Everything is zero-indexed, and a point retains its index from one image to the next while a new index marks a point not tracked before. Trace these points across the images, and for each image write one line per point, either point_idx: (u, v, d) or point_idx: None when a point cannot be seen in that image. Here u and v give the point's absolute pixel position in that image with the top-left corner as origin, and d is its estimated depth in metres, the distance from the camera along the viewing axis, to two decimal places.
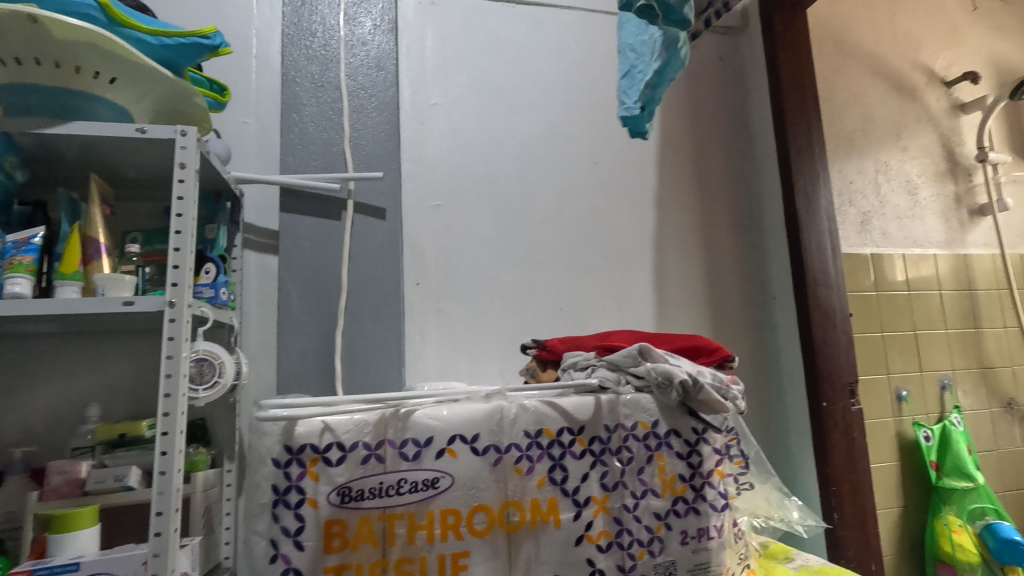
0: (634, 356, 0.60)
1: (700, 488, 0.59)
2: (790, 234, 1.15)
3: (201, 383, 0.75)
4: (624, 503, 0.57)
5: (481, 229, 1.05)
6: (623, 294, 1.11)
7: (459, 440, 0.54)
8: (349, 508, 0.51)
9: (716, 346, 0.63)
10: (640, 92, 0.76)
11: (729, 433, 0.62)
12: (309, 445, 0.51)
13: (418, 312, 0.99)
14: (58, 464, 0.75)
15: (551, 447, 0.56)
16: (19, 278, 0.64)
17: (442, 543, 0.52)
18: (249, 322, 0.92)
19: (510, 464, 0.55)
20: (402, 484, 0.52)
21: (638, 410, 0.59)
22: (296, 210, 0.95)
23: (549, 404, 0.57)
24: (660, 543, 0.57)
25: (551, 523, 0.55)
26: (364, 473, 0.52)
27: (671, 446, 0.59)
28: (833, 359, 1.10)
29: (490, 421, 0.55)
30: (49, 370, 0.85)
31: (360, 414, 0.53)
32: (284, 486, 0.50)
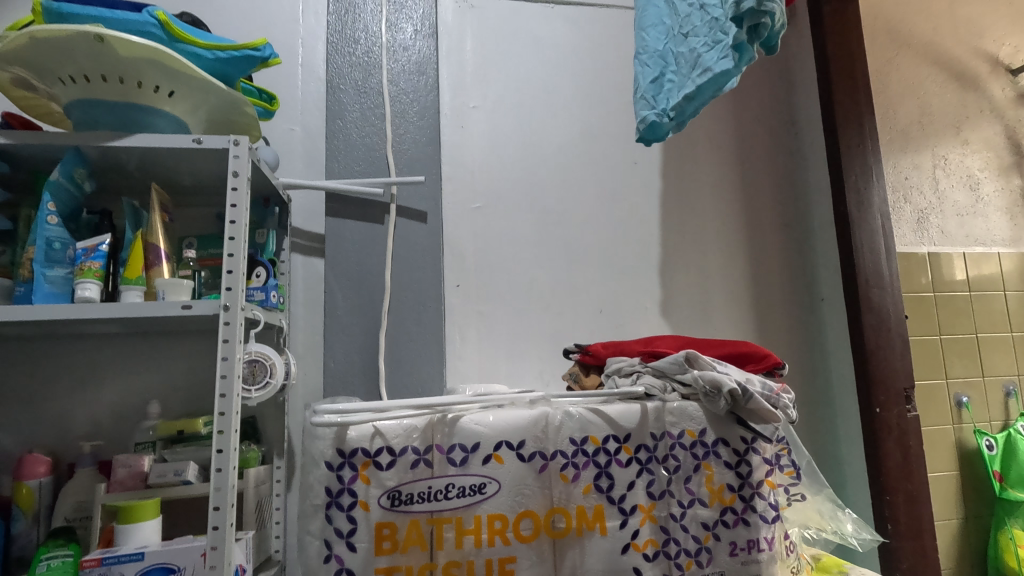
0: (680, 363, 0.59)
1: (750, 498, 0.58)
2: (841, 234, 1.11)
3: (253, 383, 0.78)
4: (671, 513, 0.57)
5: (521, 231, 1.06)
6: (665, 296, 1.09)
7: (505, 447, 0.54)
8: (398, 511, 0.52)
9: (765, 353, 0.61)
10: (674, 102, 0.76)
11: (780, 443, 0.60)
12: (360, 449, 0.52)
13: (458, 314, 1.00)
14: (123, 458, 0.79)
15: (597, 455, 0.56)
16: (89, 284, 0.68)
17: (490, 548, 0.53)
18: (295, 323, 0.95)
19: (555, 471, 0.55)
20: (449, 488, 0.53)
21: (684, 418, 0.58)
22: (340, 215, 0.98)
23: (594, 411, 0.56)
24: (708, 553, 0.56)
25: (597, 531, 0.55)
26: (413, 477, 0.53)
27: (719, 456, 0.58)
28: (887, 365, 1.06)
29: (535, 428, 0.55)
30: (113, 368, 0.90)
31: (408, 419, 0.54)
32: (337, 489, 0.51)
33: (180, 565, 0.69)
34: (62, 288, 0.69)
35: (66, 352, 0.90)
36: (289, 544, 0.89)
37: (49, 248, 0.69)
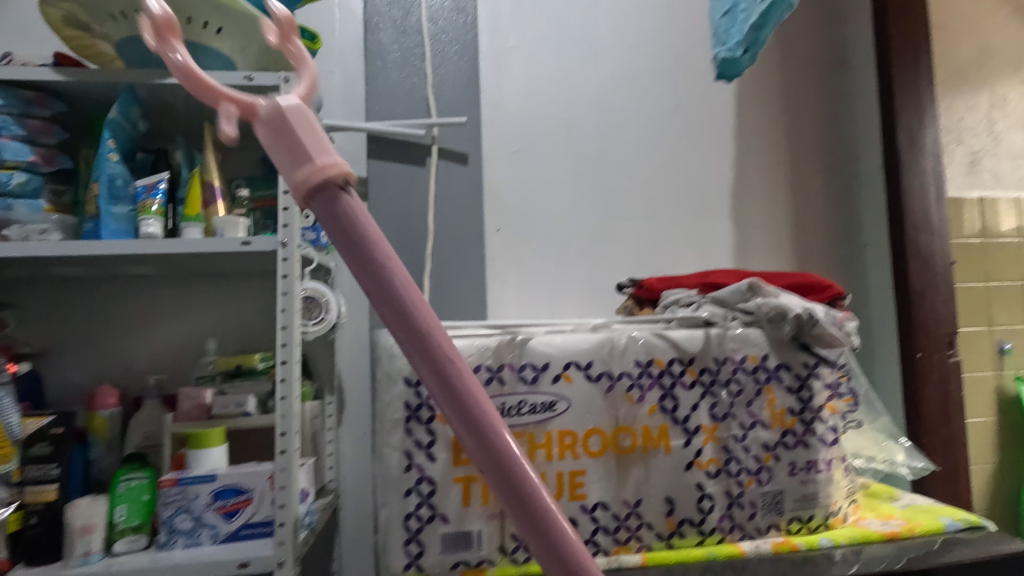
0: (742, 292, 0.54)
1: (811, 422, 0.52)
2: (888, 178, 1.08)
3: (310, 319, 0.81)
4: (733, 434, 0.51)
5: (562, 175, 1.05)
6: (705, 241, 1.09)
7: (574, 367, 0.50)
8: None
9: (827, 284, 0.55)
10: (745, 33, 0.72)
11: (843, 369, 0.54)
12: None
13: (499, 258, 1.01)
14: (187, 391, 0.83)
15: (661, 377, 0.51)
16: (151, 220, 0.70)
17: (560, 462, 0.49)
18: (342, 266, 0.97)
19: (623, 391, 0.50)
20: (521, 405, 0.48)
21: (746, 344, 0.52)
22: (382, 157, 0.98)
23: (659, 334, 0.51)
24: (767, 472, 0.52)
25: (662, 450, 0.50)
26: (485, 396, 0.50)
27: (781, 381, 0.52)
28: (930, 310, 1.05)
29: (603, 350, 0.50)
30: (170, 307, 0.94)
31: (480, 337, 0.49)
32: (415, 404, 0.54)
33: (250, 486, 0.73)
34: (127, 224, 0.71)
35: (128, 291, 0.93)
36: (342, 473, 0.94)
37: (112, 184, 0.71)
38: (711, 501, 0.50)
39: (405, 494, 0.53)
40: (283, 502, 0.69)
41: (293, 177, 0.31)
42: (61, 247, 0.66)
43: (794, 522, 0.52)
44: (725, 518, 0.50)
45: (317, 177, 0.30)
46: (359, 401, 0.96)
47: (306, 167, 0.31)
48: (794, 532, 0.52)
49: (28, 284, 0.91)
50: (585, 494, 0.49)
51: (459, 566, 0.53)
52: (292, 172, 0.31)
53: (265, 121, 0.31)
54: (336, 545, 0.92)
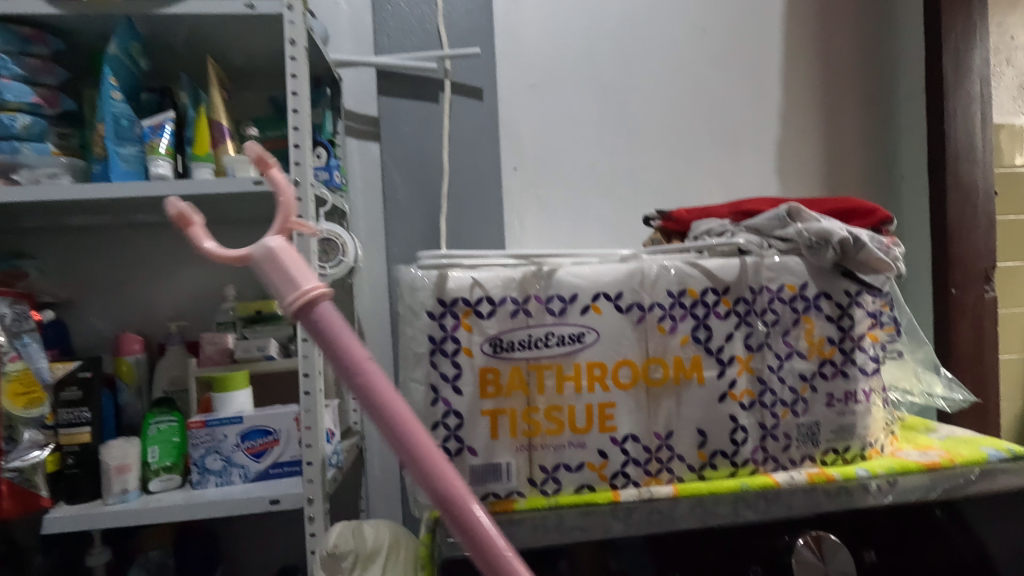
0: (781, 219, 0.50)
1: (851, 351, 0.50)
2: (930, 104, 1.02)
3: (327, 261, 0.79)
4: (768, 365, 0.49)
5: (581, 110, 1.00)
6: (731, 176, 1.04)
7: (603, 298, 0.48)
8: (501, 358, 0.47)
9: (872, 208, 0.51)
10: None
11: (884, 297, 0.52)
12: (460, 298, 0.46)
13: (517, 198, 0.98)
14: (209, 336, 0.83)
15: (695, 308, 0.48)
16: (161, 161, 0.68)
17: (589, 394, 0.48)
18: (356, 209, 0.96)
19: (654, 323, 0.48)
20: (549, 337, 0.47)
21: (784, 273, 0.49)
22: (393, 94, 0.94)
23: (691, 263, 0.48)
24: (804, 403, 0.50)
25: (694, 381, 0.49)
26: (513, 326, 0.47)
27: (820, 310, 0.50)
28: (969, 244, 1.00)
29: (632, 279, 0.48)
30: (187, 255, 0.93)
31: (504, 269, 0.47)
32: (440, 337, 0.46)
33: (277, 426, 0.74)
34: (135, 165, 0.69)
35: (145, 239, 0.93)
36: (366, 415, 0.95)
37: (118, 125, 0.68)
38: (745, 433, 0.49)
39: (431, 427, 0.46)
40: (310, 442, 0.70)
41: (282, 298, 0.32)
42: (71, 190, 0.64)
43: (829, 454, 0.50)
44: (758, 450, 0.49)
45: (302, 301, 0.32)
46: (380, 344, 0.96)
47: (289, 294, 0.32)
48: (829, 464, 0.50)
49: (45, 233, 0.91)
50: (614, 426, 0.48)
51: (488, 499, 0.46)
52: (284, 293, 0.32)
53: (253, 254, 0.32)
54: (362, 484, 0.94)
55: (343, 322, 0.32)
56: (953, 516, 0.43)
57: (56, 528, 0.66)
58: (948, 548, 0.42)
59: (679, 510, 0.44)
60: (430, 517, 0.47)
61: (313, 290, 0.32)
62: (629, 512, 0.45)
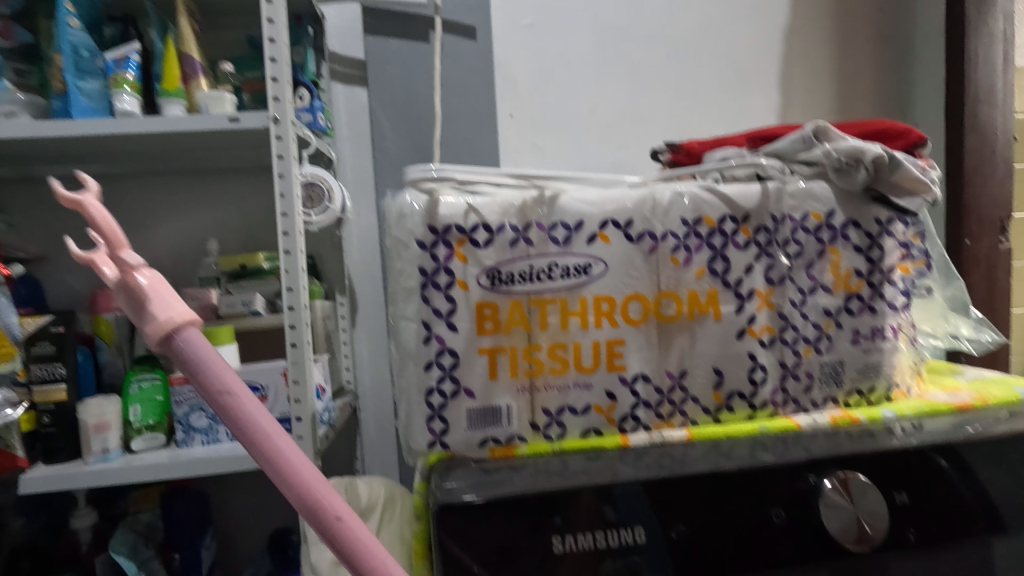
0: (807, 140, 0.45)
1: (879, 285, 0.46)
2: (949, 43, 0.96)
3: (313, 208, 0.75)
4: (789, 300, 0.46)
5: (580, 50, 0.94)
6: (738, 122, 0.99)
7: (611, 226, 0.43)
8: (499, 292, 0.43)
9: (905, 128, 0.47)
10: None
11: (915, 227, 0.48)
12: (454, 226, 0.42)
13: (513, 145, 0.93)
14: (192, 291, 0.79)
15: (711, 237, 0.44)
16: (126, 96, 0.63)
17: (596, 330, 0.44)
18: (344, 158, 0.90)
19: (667, 253, 0.44)
20: (552, 269, 0.43)
21: (809, 200, 0.45)
22: (381, 32, 0.87)
23: (708, 188, 0.44)
24: (828, 341, 0.46)
25: (710, 317, 0.45)
26: (513, 256, 0.43)
27: (848, 240, 0.46)
28: (985, 192, 0.96)
29: (644, 206, 0.44)
30: (166, 208, 0.88)
31: (501, 195, 0.43)
32: (431, 268, 0.42)
33: (265, 383, 0.71)
34: (99, 101, 0.64)
35: (120, 191, 0.87)
36: (359, 374, 0.92)
37: (77, 56, 0.63)
38: (765, 373, 0.46)
39: (424, 367, 0.43)
40: (298, 397, 0.66)
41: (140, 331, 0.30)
42: (30, 126, 0.59)
43: (853, 395, 0.47)
44: (778, 391, 0.46)
45: (162, 332, 0.30)
46: (372, 301, 0.92)
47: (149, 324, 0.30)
48: (853, 406, 0.47)
49: (13, 185, 0.85)
50: (624, 366, 0.44)
51: (486, 444, 0.43)
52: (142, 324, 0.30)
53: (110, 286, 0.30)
54: (357, 443, 0.91)
55: (210, 347, 0.31)
56: (960, 466, 0.39)
57: (34, 489, 0.63)
58: (956, 498, 0.39)
59: (693, 454, 0.41)
60: (426, 464, 0.44)
61: (175, 318, 0.30)
62: (641, 456, 0.41)
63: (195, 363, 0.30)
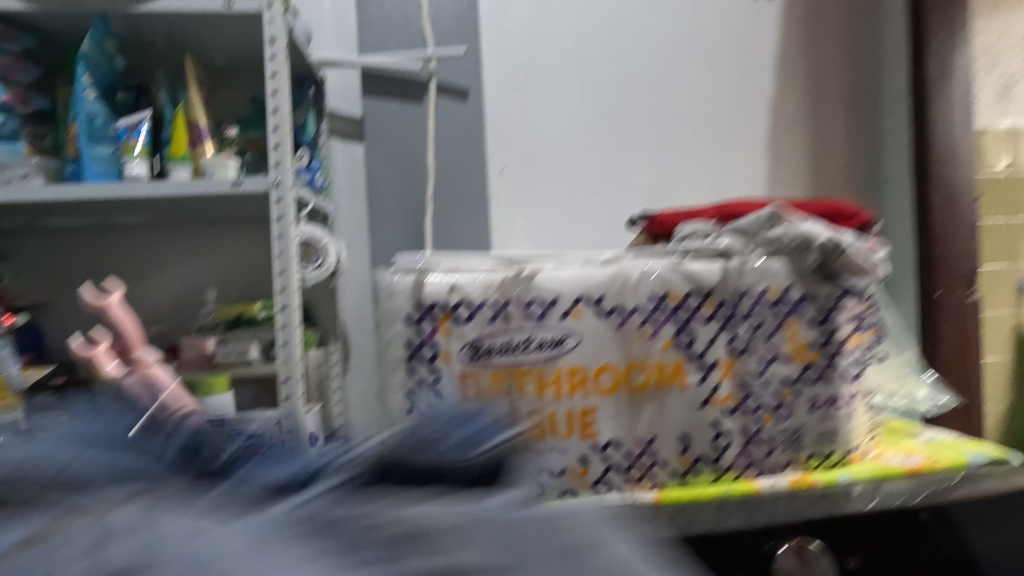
0: (763, 222, 0.50)
1: (834, 355, 0.50)
2: (915, 106, 1.02)
3: (308, 264, 0.78)
4: (750, 370, 0.49)
5: (566, 111, 0.99)
6: (717, 177, 1.04)
7: (584, 302, 0.47)
8: (481, 363, 0.46)
9: (855, 211, 0.51)
10: None
11: (869, 300, 0.51)
12: (439, 303, 0.46)
13: (502, 199, 0.97)
14: (188, 341, 0.81)
15: (677, 311, 0.48)
16: (136, 161, 0.67)
17: (570, 399, 0.47)
18: (341, 210, 0.94)
19: (635, 327, 0.48)
20: (528, 342, 0.47)
21: (767, 276, 0.49)
22: (378, 94, 0.93)
23: (674, 267, 0.48)
24: (787, 409, 0.50)
25: (676, 386, 0.48)
26: (494, 329, 0.46)
27: (803, 314, 0.49)
28: (954, 247, 1.01)
29: (614, 283, 0.47)
30: (168, 257, 0.92)
31: (482, 272, 0.47)
32: (418, 341, 0.46)
33: None
34: (110, 165, 0.68)
35: (125, 240, 0.91)
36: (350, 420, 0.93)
37: (91, 124, 0.67)
38: (728, 439, 0.49)
39: None
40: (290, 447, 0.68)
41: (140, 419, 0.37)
42: (44, 190, 0.62)
43: (813, 458, 0.50)
44: (741, 455, 0.49)
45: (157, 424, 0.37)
46: (364, 348, 0.94)
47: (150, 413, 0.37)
48: (814, 468, 0.50)
49: (21, 234, 0.89)
50: (597, 431, 0.48)
51: None
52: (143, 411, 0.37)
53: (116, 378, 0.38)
54: None
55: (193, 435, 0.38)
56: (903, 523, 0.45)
57: None
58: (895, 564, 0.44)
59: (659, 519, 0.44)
60: None
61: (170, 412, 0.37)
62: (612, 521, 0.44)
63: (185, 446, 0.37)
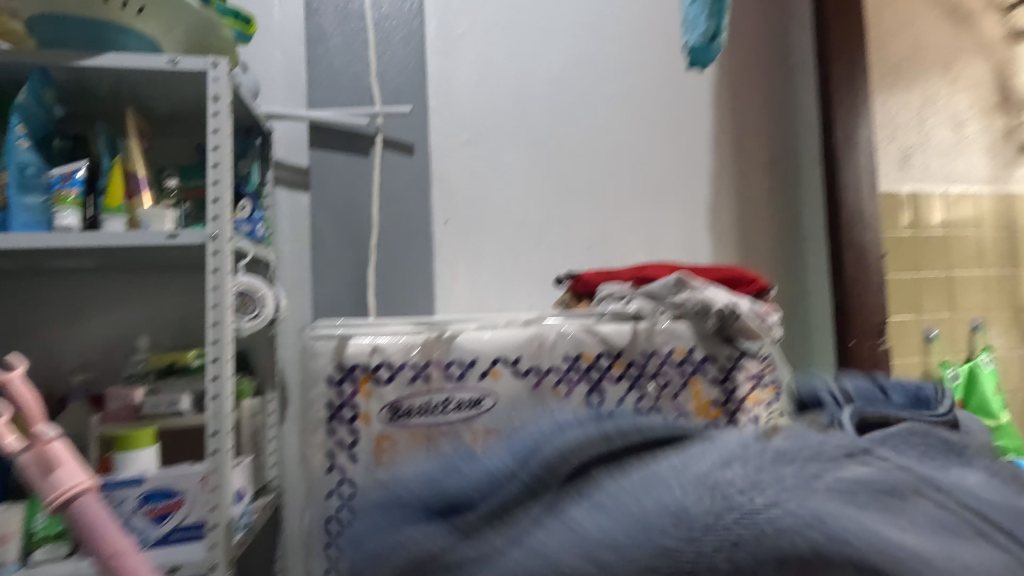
0: (672, 287, 0.62)
1: (733, 412, 0.60)
2: (827, 172, 1.12)
3: (245, 314, 0.78)
4: None
5: (510, 167, 1.04)
6: (652, 231, 1.10)
7: (501, 363, 0.58)
8: (398, 424, 0.56)
9: (753, 278, 0.66)
10: (709, 20, 0.72)
11: (766, 361, 0.63)
12: (359, 365, 0.56)
13: (447, 249, 1.00)
14: (115, 390, 0.78)
15: (589, 371, 0.59)
16: (68, 212, 0.66)
17: None
18: (283, 258, 0.95)
19: (550, 386, 0.58)
20: (448, 403, 0.57)
21: (673, 337, 0.61)
22: (326, 146, 0.96)
23: (588, 331, 0.60)
24: None
25: None
26: (413, 391, 0.57)
27: (705, 372, 0.61)
28: (864, 299, 1.09)
29: (530, 345, 0.59)
30: (100, 302, 0.90)
31: (407, 336, 0.58)
32: (338, 404, 0.56)
33: (180, 491, 0.68)
34: (40, 215, 0.67)
35: (54, 285, 0.88)
36: (285, 471, 0.92)
37: (22, 174, 0.66)
38: None
39: (326, 495, 0.55)
40: (215, 503, 0.66)
41: (49, 495, 0.48)
42: None
43: None
44: None
45: (64, 496, 0.48)
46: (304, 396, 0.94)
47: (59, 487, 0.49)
48: None
49: None
50: None
51: None
52: (53, 488, 0.49)
53: (40, 457, 0.49)
54: (278, 539, 0.90)
55: (100, 505, 0.50)
56: None
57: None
58: None
59: None
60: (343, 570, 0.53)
61: (80, 485, 0.49)
62: None
63: (89, 517, 0.49)
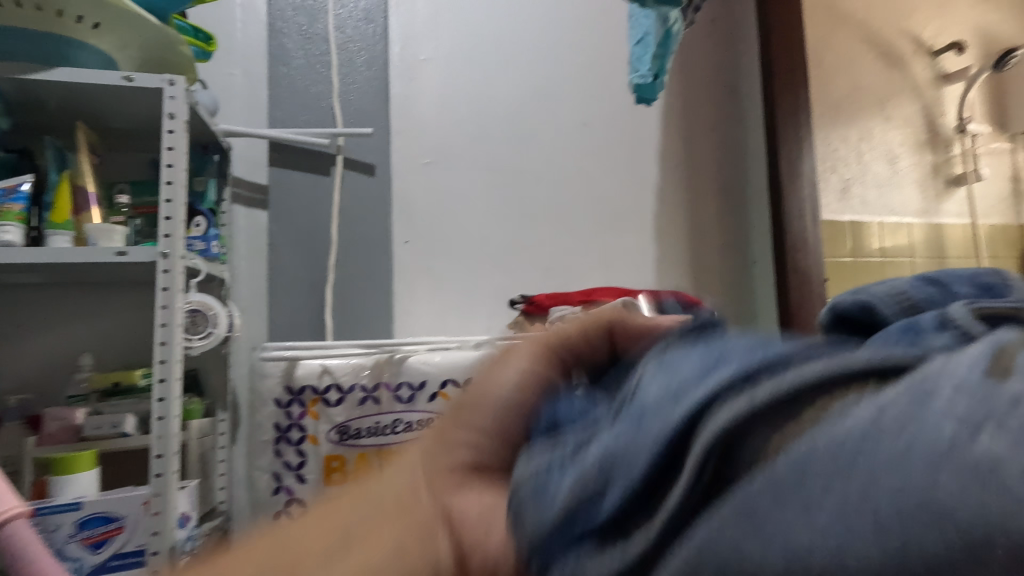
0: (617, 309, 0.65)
1: None
2: (772, 201, 1.18)
3: (196, 333, 0.77)
4: None
5: (471, 189, 1.06)
6: (609, 255, 1.13)
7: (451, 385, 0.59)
8: (346, 445, 0.58)
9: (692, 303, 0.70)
10: (653, 62, 0.76)
11: None
12: (308, 386, 0.58)
13: (407, 269, 1.01)
14: (54, 411, 0.75)
15: None
16: (9, 227, 0.64)
17: None
18: (238, 276, 0.93)
19: None
20: (397, 424, 0.59)
21: None
22: (285, 164, 0.96)
23: None
24: None
25: None
26: (360, 413, 0.58)
27: None
28: (808, 322, 1.15)
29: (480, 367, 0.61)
30: (42, 319, 0.86)
31: (357, 359, 0.59)
32: (286, 425, 0.58)
33: (122, 514, 0.66)
34: None
35: None
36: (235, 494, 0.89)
37: None
38: None
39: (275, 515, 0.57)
40: (157, 528, 0.64)
41: None
42: None
43: None
44: None
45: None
46: None
47: None
48: None
49: None
50: None
51: None
52: None
53: None
54: None
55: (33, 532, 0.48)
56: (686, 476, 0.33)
57: None
58: None
59: None
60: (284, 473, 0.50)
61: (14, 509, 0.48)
62: None
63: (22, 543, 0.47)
